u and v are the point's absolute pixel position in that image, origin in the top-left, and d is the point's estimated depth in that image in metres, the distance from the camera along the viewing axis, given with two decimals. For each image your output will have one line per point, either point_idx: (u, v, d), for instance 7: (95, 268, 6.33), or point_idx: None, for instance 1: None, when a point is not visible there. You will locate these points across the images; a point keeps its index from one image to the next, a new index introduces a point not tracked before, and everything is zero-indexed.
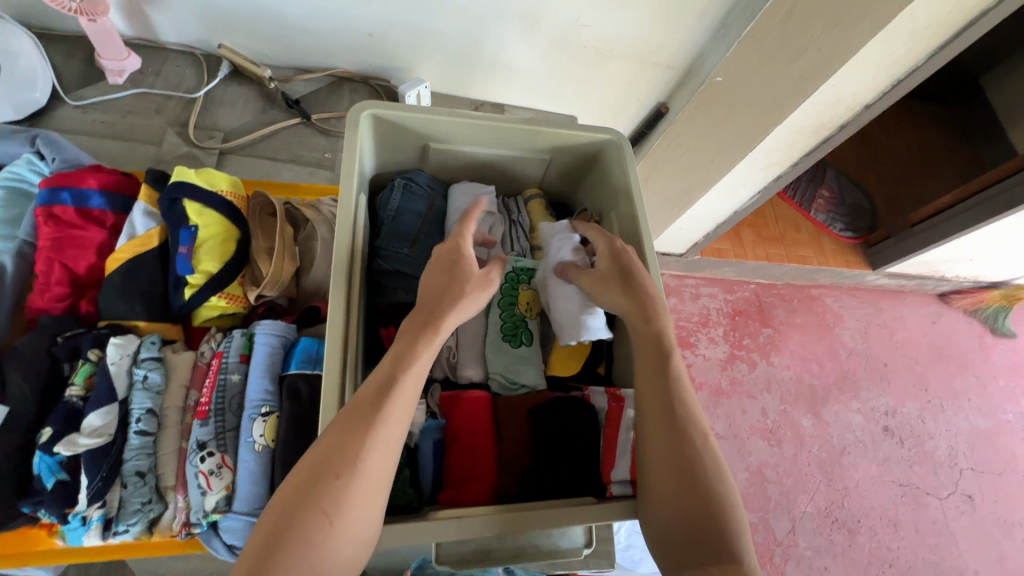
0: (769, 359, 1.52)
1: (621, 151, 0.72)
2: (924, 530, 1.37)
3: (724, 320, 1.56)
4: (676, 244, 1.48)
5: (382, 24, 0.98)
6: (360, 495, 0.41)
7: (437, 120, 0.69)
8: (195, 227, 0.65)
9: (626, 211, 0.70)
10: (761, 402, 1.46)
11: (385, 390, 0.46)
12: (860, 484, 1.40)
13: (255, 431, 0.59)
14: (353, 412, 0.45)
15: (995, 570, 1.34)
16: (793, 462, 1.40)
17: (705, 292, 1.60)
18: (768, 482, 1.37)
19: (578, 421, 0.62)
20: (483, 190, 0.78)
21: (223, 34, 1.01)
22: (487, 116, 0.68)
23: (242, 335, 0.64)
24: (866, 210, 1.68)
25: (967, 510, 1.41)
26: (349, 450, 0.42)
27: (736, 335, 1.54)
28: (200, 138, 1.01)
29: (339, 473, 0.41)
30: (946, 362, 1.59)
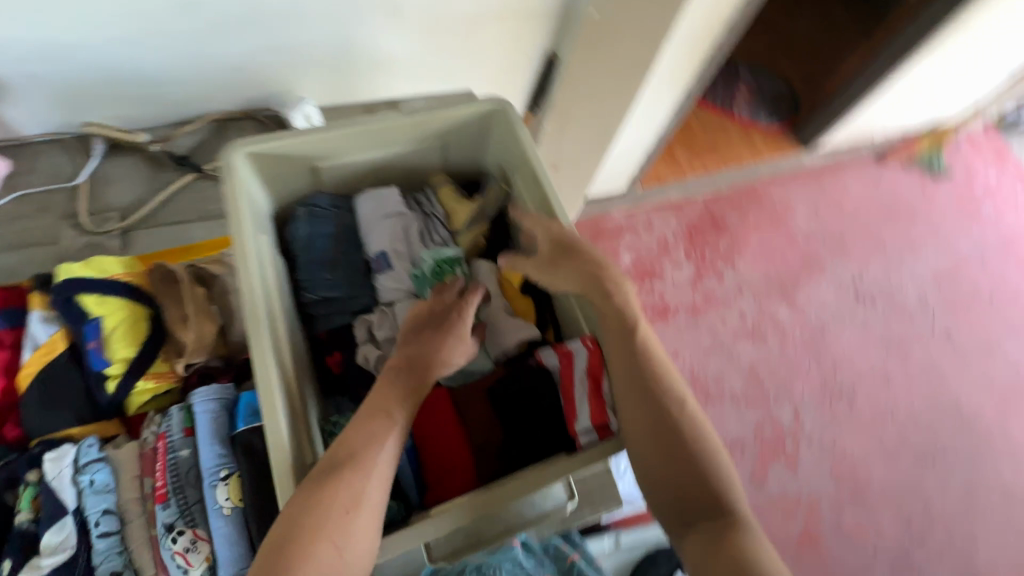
0: (734, 264, 1.56)
1: (508, 117, 0.73)
2: (915, 376, 1.44)
3: (683, 241, 1.58)
4: (612, 184, 1.52)
5: (249, 52, 0.94)
6: (364, 527, 0.47)
7: (311, 137, 0.67)
8: (99, 318, 0.65)
9: (528, 174, 0.71)
10: (738, 307, 1.50)
11: (373, 430, 0.52)
12: (848, 354, 1.46)
13: (219, 496, 0.59)
14: (347, 452, 0.50)
15: (986, 391, 1.43)
16: (781, 353, 1.45)
17: (659, 219, 1.60)
18: (763, 379, 1.42)
19: (534, 384, 0.64)
20: (388, 194, 0.76)
21: (87, 111, 0.97)
22: (363, 121, 0.68)
23: (180, 411, 0.64)
24: (787, 96, 1.72)
25: (949, 346, 1.49)
26: (355, 486, 0.48)
27: (698, 251, 1.57)
28: (96, 224, 0.97)
29: (347, 508, 0.47)
30: (897, 216, 1.66)
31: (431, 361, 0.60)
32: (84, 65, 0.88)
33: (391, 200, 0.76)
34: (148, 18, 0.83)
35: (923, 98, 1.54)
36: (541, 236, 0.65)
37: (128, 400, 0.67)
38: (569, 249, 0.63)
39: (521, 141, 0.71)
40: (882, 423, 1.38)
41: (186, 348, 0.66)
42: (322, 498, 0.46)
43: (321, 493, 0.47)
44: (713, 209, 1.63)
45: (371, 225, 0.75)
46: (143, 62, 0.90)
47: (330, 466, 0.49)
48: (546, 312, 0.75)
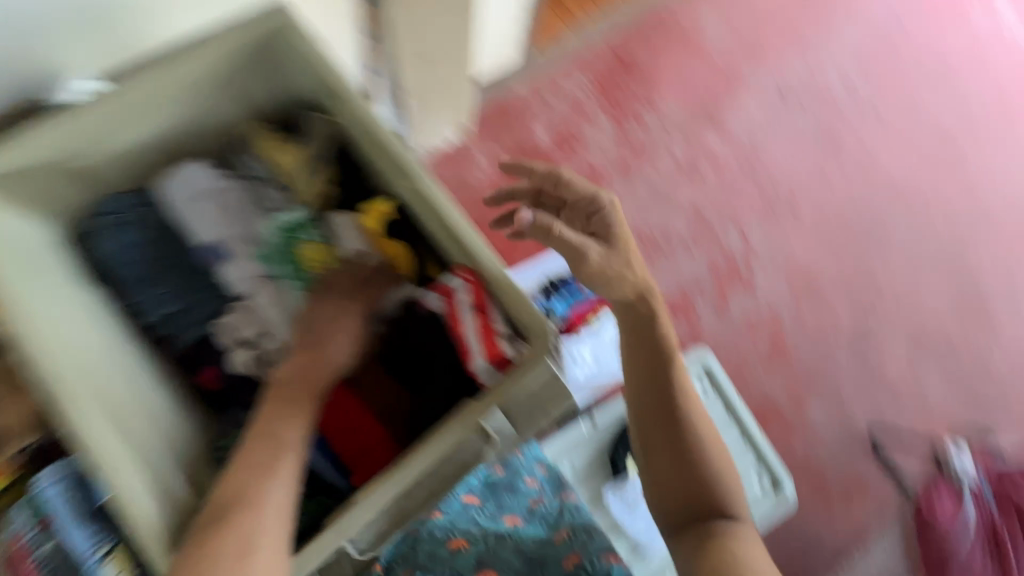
0: (654, 103, 1.59)
1: (287, 32, 0.69)
2: (855, 154, 1.63)
3: (594, 93, 1.58)
4: (506, 55, 1.52)
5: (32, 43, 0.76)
6: (264, 564, 0.48)
7: (57, 129, 0.66)
8: None
9: (331, 82, 0.68)
10: (667, 145, 1.58)
11: (263, 455, 0.52)
12: (782, 158, 1.61)
13: (105, 570, 0.70)
14: (240, 480, 0.51)
15: (903, 148, 1.65)
16: (717, 185, 1.57)
17: (566, 77, 1.58)
18: (703, 214, 1.56)
19: (422, 340, 0.61)
20: (192, 172, 0.73)
21: None
22: (119, 88, 0.67)
23: (27, 510, 0.70)
24: None
25: (873, 113, 1.66)
26: (244, 530, 0.49)
27: (613, 105, 1.57)
28: None
29: (240, 550, 0.48)
30: (794, 10, 1.72)
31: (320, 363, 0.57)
32: None
33: (198, 174, 0.73)
34: None
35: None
36: (571, 235, 0.67)
37: None
38: (579, 250, 0.67)
39: (309, 55, 0.68)
40: (822, 220, 1.58)
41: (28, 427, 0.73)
42: (218, 540, 0.48)
43: (219, 538, 0.48)
44: (619, 49, 1.62)
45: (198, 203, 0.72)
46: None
47: (227, 508, 0.49)
48: (420, 243, 0.66)
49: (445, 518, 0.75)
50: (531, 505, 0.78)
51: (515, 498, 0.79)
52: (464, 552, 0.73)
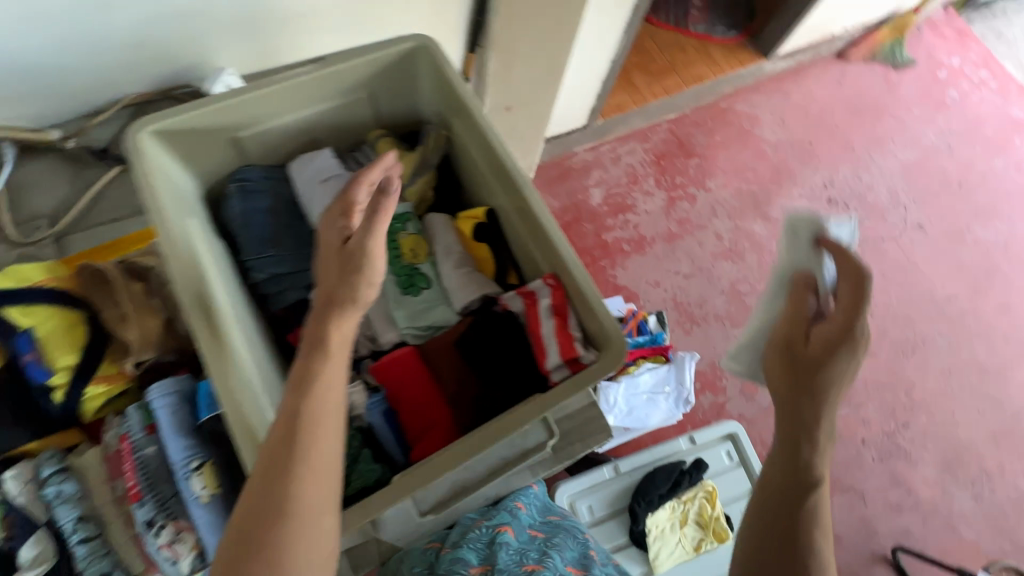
0: (705, 186, 1.67)
1: (431, 54, 0.67)
2: (889, 269, 1.59)
3: (651, 169, 1.68)
4: (573, 118, 1.58)
5: (140, 25, 0.83)
6: (316, 536, 0.46)
7: (226, 104, 0.62)
8: (29, 328, 0.53)
9: (474, 132, 0.66)
10: (713, 228, 1.64)
11: (321, 444, 0.47)
12: None
13: (195, 487, 0.51)
14: (277, 477, 0.45)
15: (953, 273, 1.60)
16: (757, 267, 1.60)
17: (624, 151, 1.69)
18: (744, 296, 1.57)
19: (498, 329, 0.63)
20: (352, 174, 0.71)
21: (126, 87, 0.92)
22: (241, 93, 0.62)
23: (136, 409, 0.53)
24: (741, 7, 1.81)
25: (920, 236, 1.63)
26: (297, 503, 0.45)
27: (668, 178, 1.67)
28: (24, 232, 0.87)
29: (304, 514, 0.45)
30: (861, 116, 1.75)
31: (317, 409, 0.48)
32: None
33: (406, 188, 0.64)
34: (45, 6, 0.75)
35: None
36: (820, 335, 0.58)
37: (81, 407, 0.56)
38: (814, 367, 0.56)
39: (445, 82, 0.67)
40: (873, 333, 1.52)
41: (129, 344, 0.56)
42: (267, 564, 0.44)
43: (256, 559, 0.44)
44: (679, 132, 1.72)
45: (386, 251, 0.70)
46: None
47: (246, 553, 0.44)
48: (504, 252, 0.71)
49: (519, 541, 0.77)
50: (586, 559, 0.78)
51: (569, 548, 0.79)
52: (543, 571, 0.72)
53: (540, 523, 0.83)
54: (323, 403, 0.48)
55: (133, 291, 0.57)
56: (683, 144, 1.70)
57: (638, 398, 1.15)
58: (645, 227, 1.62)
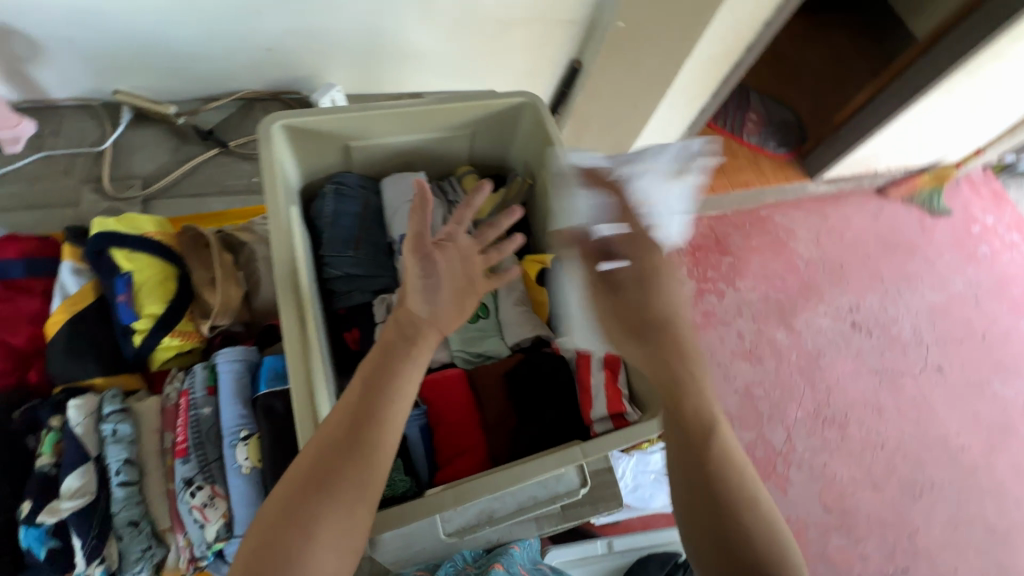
0: (734, 285, 1.65)
1: (537, 111, 0.73)
2: (904, 406, 1.54)
3: (685, 258, 1.67)
4: None
5: (276, 33, 0.94)
6: (354, 518, 0.43)
7: (349, 115, 0.67)
8: (128, 273, 0.56)
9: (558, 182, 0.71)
10: (736, 326, 1.60)
11: (393, 421, 0.47)
12: (840, 379, 1.56)
13: (238, 456, 0.53)
14: (346, 442, 0.44)
15: (972, 425, 1.53)
16: (776, 375, 1.55)
17: None
18: (757, 399, 1.52)
19: (551, 370, 0.65)
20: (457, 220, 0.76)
21: (240, 82, 1.02)
22: (373, 104, 0.67)
23: (203, 368, 0.56)
24: (793, 124, 1.80)
25: (939, 380, 1.58)
26: (349, 473, 0.43)
27: (700, 270, 1.66)
28: (118, 189, 0.93)
29: (350, 489, 0.43)
30: (895, 251, 1.75)
31: (399, 386, 0.48)
32: (107, 34, 0.86)
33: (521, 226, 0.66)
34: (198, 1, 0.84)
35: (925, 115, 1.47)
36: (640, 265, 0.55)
37: (153, 355, 0.58)
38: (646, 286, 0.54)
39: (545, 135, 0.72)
40: (886, 471, 1.45)
41: (211, 309, 0.59)
42: (313, 528, 0.41)
43: (305, 520, 0.41)
44: (717, 230, 1.73)
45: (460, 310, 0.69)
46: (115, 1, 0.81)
47: (295, 513, 0.41)
48: None
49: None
50: None
51: None
52: None
53: (531, 568, 0.82)
54: (404, 384, 0.49)
55: (224, 261, 0.60)
56: (719, 241, 1.71)
57: (646, 475, 1.10)
58: None
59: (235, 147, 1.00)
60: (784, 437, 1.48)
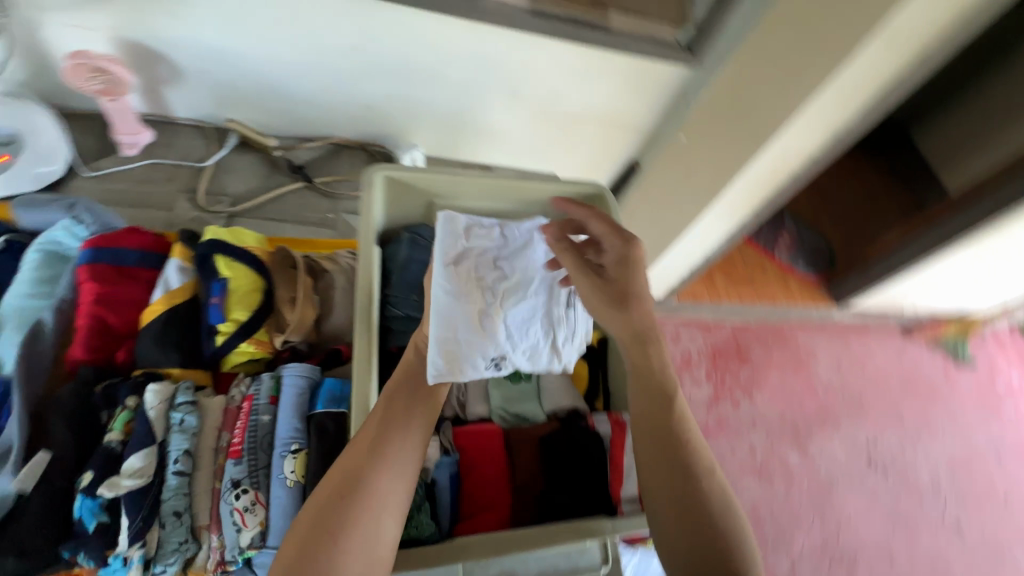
0: (751, 397, 1.65)
1: (605, 201, 0.80)
2: (919, 560, 1.49)
3: (705, 360, 1.68)
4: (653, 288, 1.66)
5: (380, 96, 1.06)
6: (376, 532, 0.47)
7: (442, 176, 0.76)
8: (226, 279, 0.62)
9: None
10: (749, 440, 1.57)
11: (404, 444, 0.52)
12: (853, 517, 1.51)
13: (285, 467, 0.55)
14: (370, 458, 0.50)
15: None
16: (785, 498, 1.51)
17: (686, 334, 1.72)
18: (763, 520, 1.47)
19: (586, 444, 0.67)
20: (518, 253, 0.72)
21: (336, 129, 1.13)
22: (465, 172, 0.76)
23: (270, 377, 0.60)
24: (826, 253, 1.90)
25: (957, 538, 1.53)
26: (368, 492, 0.48)
27: (718, 375, 1.66)
28: (209, 203, 1.03)
29: (370, 508, 0.48)
30: (917, 393, 1.74)
31: (410, 416, 0.54)
32: (241, 74, 0.98)
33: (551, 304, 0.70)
34: (321, 60, 0.96)
35: (955, 268, 1.53)
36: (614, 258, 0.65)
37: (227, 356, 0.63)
38: (627, 269, 0.64)
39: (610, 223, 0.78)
40: None
41: (288, 324, 0.64)
42: (346, 532, 0.46)
43: (338, 525, 0.46)
44: (740, 339, 1.74)
45: (494, 346, 0.65)
46: (257, 50, 0.93)
47: (327, 519, 0.46)
48: (598, 380, 0.77)
49: None
50: None
51: None
52: None
53: None
54: (415, 412, 0.55)
55: (307, 283, 0.67)
56: (740, 350, 1.72)
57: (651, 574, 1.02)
58: None
59: (319, 184, 1.10)
60: (789, 568, 1.42)
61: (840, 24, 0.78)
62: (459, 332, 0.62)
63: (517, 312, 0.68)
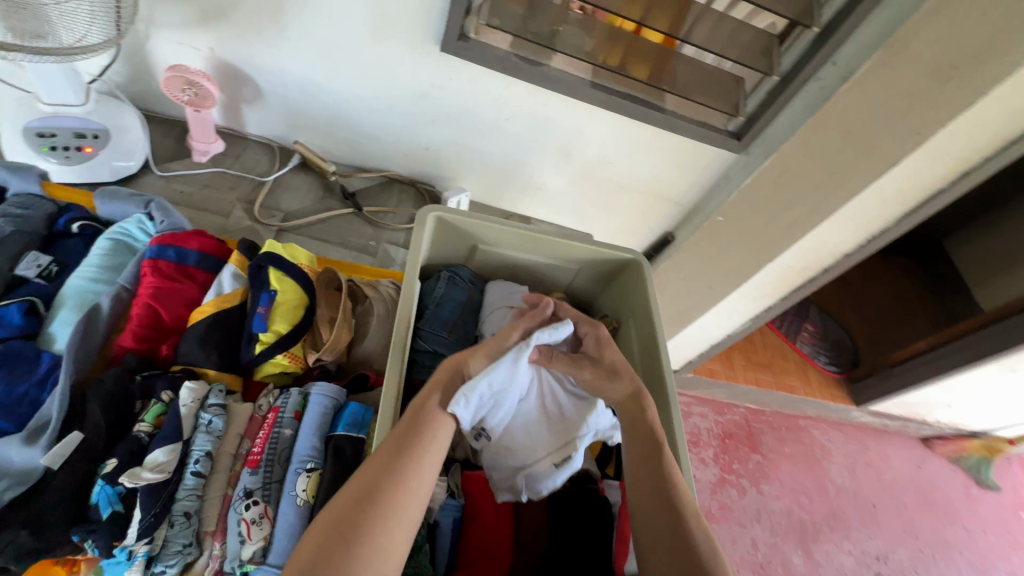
0: (758, 487, 1.59)
1: (642, 269, 0.82)
2: None
3: (714, 441, 1.65)
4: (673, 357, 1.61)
5: (439, 141, 1.13)
6: (390, 538, 0.46)
7: (488, 225, 0.78)
8: (275, 291, 0.65)
9: (644, 329, 0.77)
10: (751, 532, 1.51)
11: (428, 453, 0.52)
12: None
13: (297, 485, 0.55)
14: (391, 468, 0.49)
15: None
16: None
17: (697, 411, 1.71)
18: None
19: (595, 508, 0.66)
20: (577, 397, 0.68)
21: (391, 164, 1.20)
22: (510, 224, 0.79)
23: (299, 392, 0.61)
24: (848, 347, 1.87)
25: None
26: (387, 495, 0.48)
27: (726, 458, 1.62)
28: (262, 215, 1.08)
29: (387, 512, 0.47)
30: (935, 511, 1.66)
31: (432, 432, 0.53)
32: (317, 104, 1.06)
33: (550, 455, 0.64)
34: (392, 100, 1.04)
35: (985, 386, 1.49)
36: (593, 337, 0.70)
37: (260, 366, 0.65)
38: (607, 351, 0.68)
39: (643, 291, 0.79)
40: None
41: (323, 343, 0.66)
42: (362, 541, 0.44)
43: (355, 531, 0.45)
44: (753, 425, 1.71)
45: (491, 419, 0.63)
46: (337, 84, 1.02)
47: (345, 525, 0.45)
48: (613, 445, 0.76)
49: None
50: None
51: None
52: None
53: None
54: (437, 427, 0.54)
55: (347, 306, 0.70)
56: (751, 437, 1.68)
57: None
58: None
59: (367, 212, 1.15)
60: None
61: (883, 131, 0.82)
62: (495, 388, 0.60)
63: (532, 426, 0.65)
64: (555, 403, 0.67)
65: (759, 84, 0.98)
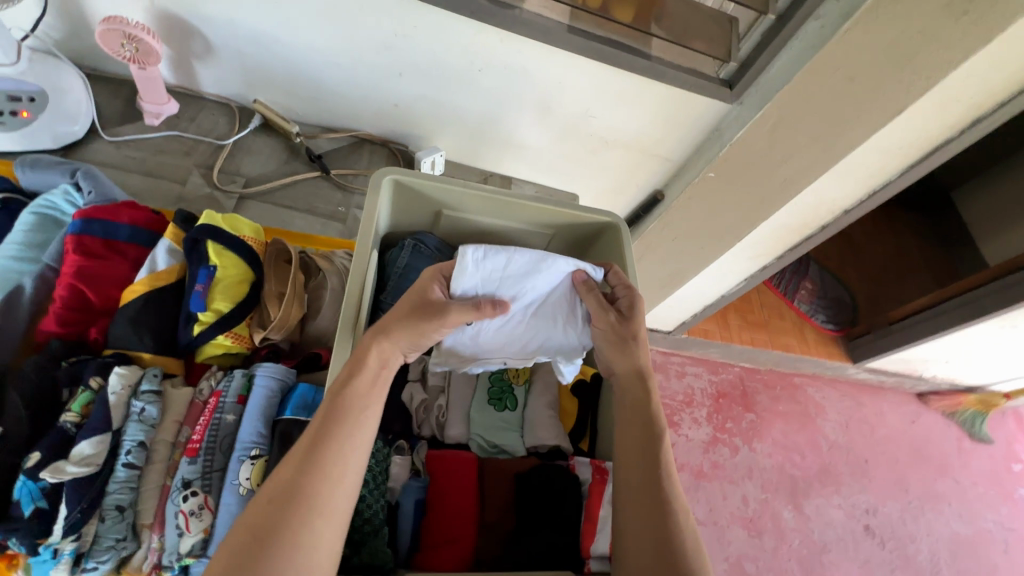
0: (751, 445, 1.58)
1: (619, 234, 0.76)
2: None
3: (708, 401, 1.63)
4: (662, 321, 1.58)
5: (409, 96, 1.04)
6: (315, 534, 0.44)
7: (453, 189, 0.72)
8: (214, 267, 0.63)
9: None
10: (742, 489, 1.51)
11: (353, 441, 0.48)
12: None
13: (240, 473, 0.55)
14: (308, 464, 0.46)
15: None
16: (773, 555, 1.43)
17: (691, 370, 1.69)
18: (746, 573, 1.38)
19: (562, 490, 0.62)
20: (570, 340, 0.65)
21: (360, 122, 1.12)
22: (478, 188, 0.73)
23: (242, 375, 0.61)
24: (848, 305, 1.80)
25: None
26: (308, 490, 0.45)
27: (720, 418, 1.60)
28: (222, 181, 1.02)
29: (305, 511, 0.44)
30: (927, 465, 1.66)
31: (360, 412, 0.50)
32: (273, 58, 0.98)
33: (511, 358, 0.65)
34: (353, 53, 0.95)
35: (987, 342, 1.46)
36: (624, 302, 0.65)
37: (201, 347, 0.64)
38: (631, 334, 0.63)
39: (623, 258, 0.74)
40: None
41: (270, 322, 0.65)
42: (281, 544, 0.42)
43: (274, 532, 0.43)
44: (747, 384, 1.70)
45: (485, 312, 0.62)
46: (292, 36, 0.93)
47: (262, 529, 0.43)
48: (587, 419, 0.73)
49: None
50: None
51: None
52: None
53: None
54: (362, 409, 0.50)
55: (297, 281, 0.67)
56: (746, 396, 1.67)
57: None
58: (679, 451, 1.52)
59: (335, 176, 1.08)
60: None
61: (886, 75, 0.75)
62: (507, 274, 0.62)
63: (513, 338, 0.64)
64: (549, 332, 0.65)
65: (754, 25, 0.88)
